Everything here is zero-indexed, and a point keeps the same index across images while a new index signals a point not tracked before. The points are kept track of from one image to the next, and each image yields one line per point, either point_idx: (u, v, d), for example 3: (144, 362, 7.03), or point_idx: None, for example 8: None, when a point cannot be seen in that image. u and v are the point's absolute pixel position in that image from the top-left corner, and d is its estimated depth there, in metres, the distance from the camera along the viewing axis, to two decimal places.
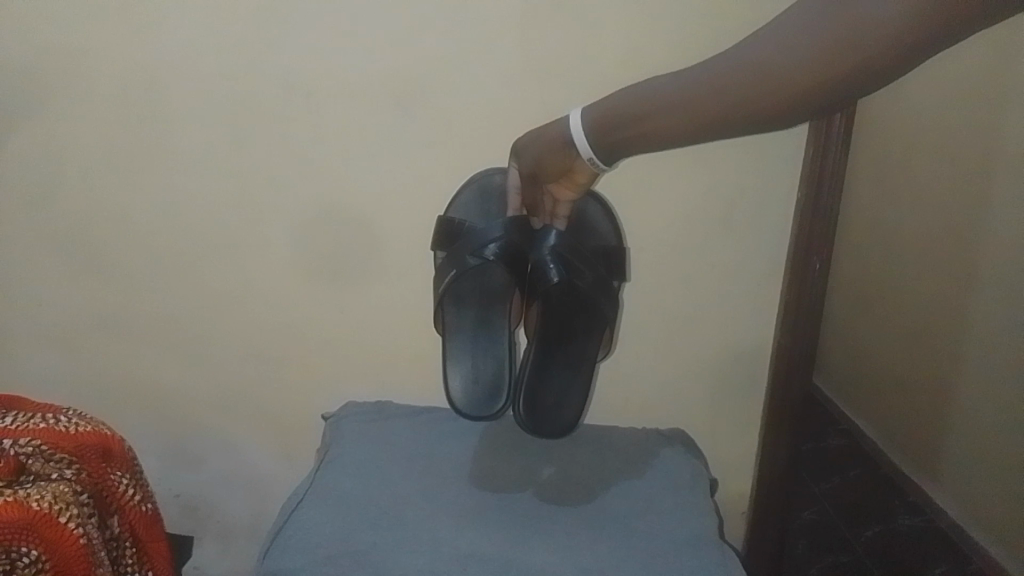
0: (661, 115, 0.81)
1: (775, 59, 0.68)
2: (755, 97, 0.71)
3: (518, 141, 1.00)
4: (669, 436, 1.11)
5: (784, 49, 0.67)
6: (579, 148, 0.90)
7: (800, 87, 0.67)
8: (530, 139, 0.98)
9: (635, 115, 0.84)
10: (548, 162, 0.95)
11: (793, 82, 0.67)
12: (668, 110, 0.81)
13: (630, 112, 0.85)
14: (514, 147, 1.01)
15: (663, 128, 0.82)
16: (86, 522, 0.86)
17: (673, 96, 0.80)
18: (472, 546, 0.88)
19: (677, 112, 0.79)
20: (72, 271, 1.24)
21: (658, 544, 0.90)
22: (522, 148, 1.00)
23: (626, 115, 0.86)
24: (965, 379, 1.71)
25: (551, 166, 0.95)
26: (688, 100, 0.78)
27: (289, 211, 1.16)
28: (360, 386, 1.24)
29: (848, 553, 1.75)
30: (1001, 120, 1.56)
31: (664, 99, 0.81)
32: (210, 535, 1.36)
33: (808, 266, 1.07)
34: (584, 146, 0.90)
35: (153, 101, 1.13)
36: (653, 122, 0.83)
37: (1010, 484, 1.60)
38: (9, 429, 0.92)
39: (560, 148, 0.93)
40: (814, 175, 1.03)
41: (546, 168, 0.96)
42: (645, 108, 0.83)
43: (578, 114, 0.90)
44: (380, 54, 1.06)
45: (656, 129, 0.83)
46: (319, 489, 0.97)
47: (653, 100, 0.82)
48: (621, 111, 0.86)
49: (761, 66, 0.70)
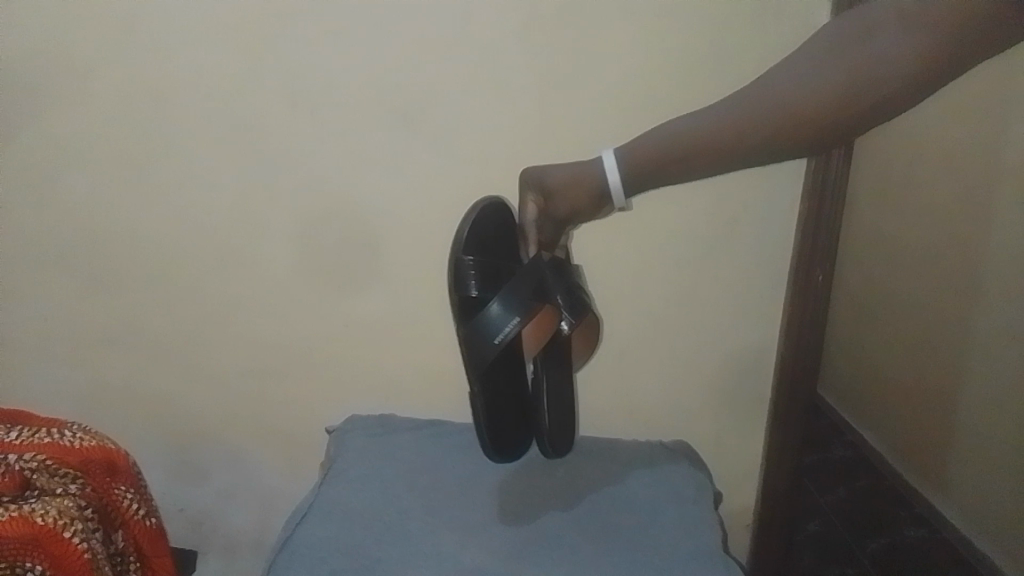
0: (678, 155, 0.82)
1: (792, 92, 0.70)
2: (769, 132, 0.73)
3: (540, 173, 0.99)
4: (673, 449, 1.11)
5: (796, 83, 0.69)
6: (611, 196, 0.90)
7: (823, 121, 0.68)
8: (551, 177, 0.97)
9: (648, 155, 0.85)
10: (581, 206, 0.94)
11: (817, 116, 0.69)
12: (679, 150, 0.82)
13: (643, 152, 0.86)
14: (532, 177, 1.00)
15: (681, 167, 0.83)
16: (90, 537, 0.85)
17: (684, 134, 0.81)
18: (477, 559, 0.88)
19: (695, 150, 0.80)
20: (76, 285, 1.24)
21: (662, 557, 0.90)
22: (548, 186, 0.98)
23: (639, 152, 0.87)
24: (970, 389, 1.70)
25: (581, 202, 0.94)
26: (706, 140, 0.79)
27: (293, 225, 1.16)
28: (364, 400, 1.24)
29: (854, 564, 1.74)
30: (1005, 129, 1.56)
31: (677, 139, 0.82)
32: (215, 549, 1.36)
33: (811, 278, 1.07)
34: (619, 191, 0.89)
35: (157, 114, 1.13)
36: (672, 163, 0.83)
37: (1015, 495, 1.59)
38: (13, 444, 0.92)
39: (591, 186, 0.92)
40: (816, 186, 1.03)
41: (578, 213, 0.95)
42: (659, 148, 0.84)
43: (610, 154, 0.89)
44: (383, 68, 1.06)
45: (676, 169, 0.83)
46: (323, 503, 0.97)
47: (666, 141, 0.83)
48: (635, 151, 0.87)
49: (779, 99, 0.71)
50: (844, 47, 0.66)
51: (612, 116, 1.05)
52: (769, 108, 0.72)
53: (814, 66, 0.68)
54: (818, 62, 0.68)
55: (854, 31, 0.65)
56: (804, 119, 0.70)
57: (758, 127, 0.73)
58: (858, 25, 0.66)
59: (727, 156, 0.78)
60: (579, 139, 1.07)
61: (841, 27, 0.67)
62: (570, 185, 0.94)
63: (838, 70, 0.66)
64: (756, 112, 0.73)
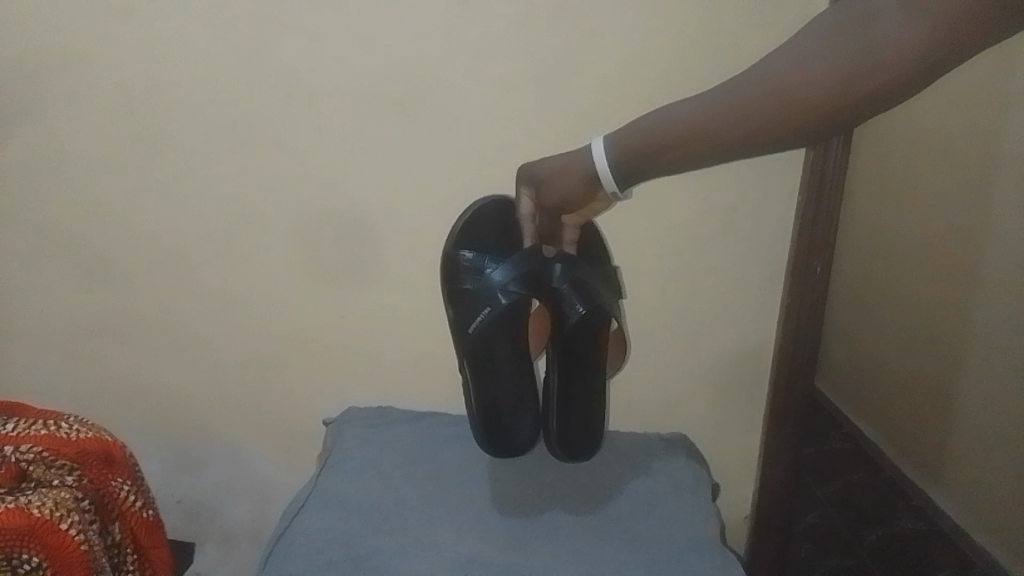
0: (672, 146, 0.80)
1: (793, 82, 0.69)
2: (768, 120, 0.72)
3: (534, 166, 0.98)
4: (671, 441, 1.11)
5: (797, 70, 0.69)
6: (604, 183, 0.88)
7: (827, 108, 0.68)
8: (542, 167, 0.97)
9: (640, 145, 0.83)
10: (573, 195, 0.92)
11: (820, 103, 0.68)
12: (671, 138, 0.80)
13: (633, 142, 0.84)
14: (527, 173, 0.99)
15: (674, 158, 0.81)
16: (87, 529, 0.85)
17: (676, 124, 0.80)
18: (474, 550, 0.88)
19: (689, 140, 0.79)
20: (72, 277, 1.24)
21: (659, 548, 0.90)
22: (541, 178, 0.97)
23: (630, 142, 0.85)
24: (968, 382, 1.70)
25: (572, 192, 0.92)
26: (700, 129, 0.77)
27: (290, 215, 1.16)
28: (362, 391, 1.24)
29: (851, 557, 1.74)
30: (1004, 120, 1.56)
31: (670, 129, 0.80)
32: (213, 540, 1.36)
33: (810, 270, 1.07)
34: (609, 178, 0.87)
35: (154, 104, 1.13)
36: (664, 152, 0.82)
37: (1013, 487, 1.59)
38: (11, 435, 0.91)
39: (581, 176, 0.90)
40: (815, 178, 1.03)
41: (570, 204, 0.94)
42: (651, 137, 0.82)
43: (601, 143, 0.87)
44: (380, 59, 1.06)
45: (669, 159, 0.82)
46: (320, 495, 0.96)
47: (660, 130, 0.81)
48: (627, 139, 0.85)
49: (780, 89, 0.70)
50: (848, 33, 0.65)
51: (611, 107, 1.05)
52: (769, 99, 0.71)
53: (816, 53, 0.67)
54: (818, 52, 0.67)
55: (858, 17, 0.65)
56: (806, 109, 0.69)
57: (757, 115, 0.72)
58: (859, 12, 0.65)
59: (723, 146, 0.76)
60: (577, 129, 1.06)
61: (841, 15, 0.67)
62: (561, 174, 0.93)
63: (842, 57, 0.66)
64: (755, 103, 0.72)
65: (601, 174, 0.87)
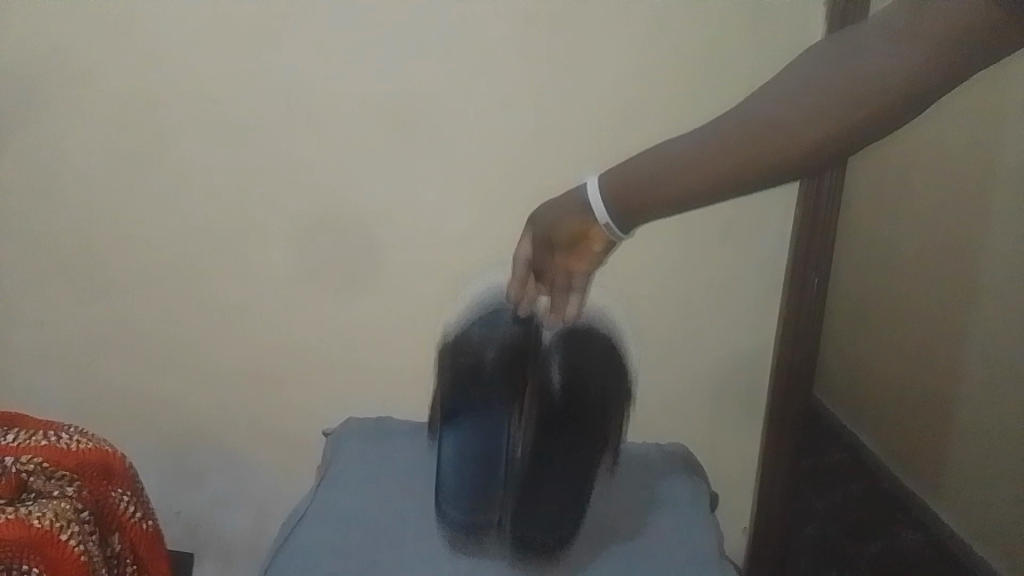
0: (650, 195, 0.67)
1: (801, 110, 0.56)
2: (761, 152, 0.58)
3: None
4: (669, 454, 1.12)
5: (792, 97, 0.56)
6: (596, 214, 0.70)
7: (843, 122, 0.55)
8: None
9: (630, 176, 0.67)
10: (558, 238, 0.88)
11: (820, 126, 0.55)
12: (644, 184, 0.67)
13: (633, 178, 0.67)
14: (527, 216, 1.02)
15: (654, 203, 0.67)
16: (87, 540, 0.85)
17: (649, 166, 0.66)
18: (473, 563, 0.88)
19: (668, 182, 0.65)
20: (71, 288, 1.24)
21: (658, 561, 0.90)
22: None
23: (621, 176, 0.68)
24: (967, 394, 1.70)
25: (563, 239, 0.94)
26: (687, 163, 0.63)
27: (292, 228, 1.16)
28: (359, 403, 1.24)
29: (852, 571, 1.73)
30: (1002, 130, 1.57)
31: (656, 169, 0.65)
32: (212, 553, 1.35)
33: (806, 281, 1.08)
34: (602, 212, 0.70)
35: (156, 117, 1.13)
36: (650, 192, 0.66)
37: (1011, 498, 1.59)
38: (11, 447, 0.92)
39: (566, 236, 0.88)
40: (812, 190, 1.04)
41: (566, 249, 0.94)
42: (634, 176, 0.67)
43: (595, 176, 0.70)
44: (380, 69, 1.07)
45: (657, 199, 0.66)
46: (319, 507, 0.96)
47: (629, 176, 0.68)
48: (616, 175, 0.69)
49: (771, 118, 0.57)
50: (842, 54, 0.54)
51: (609, 117, 1.06)
52: (769, 133, 0.58)
53: (815, 75, 0.55)
54: (809, 84, 0.56)
55: (850, 40, 0.54)
56: (819, 139, 0.56)
57: (746, 150, 0.58)
58: (847, 43, 0.55)
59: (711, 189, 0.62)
60: (576, 142, 1.08)
61: (827, 44, 0.56)
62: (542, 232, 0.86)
63: (843, 75, 0.54)
64: (747, 135, 0.59)
65: (596, 211, 0.70)
